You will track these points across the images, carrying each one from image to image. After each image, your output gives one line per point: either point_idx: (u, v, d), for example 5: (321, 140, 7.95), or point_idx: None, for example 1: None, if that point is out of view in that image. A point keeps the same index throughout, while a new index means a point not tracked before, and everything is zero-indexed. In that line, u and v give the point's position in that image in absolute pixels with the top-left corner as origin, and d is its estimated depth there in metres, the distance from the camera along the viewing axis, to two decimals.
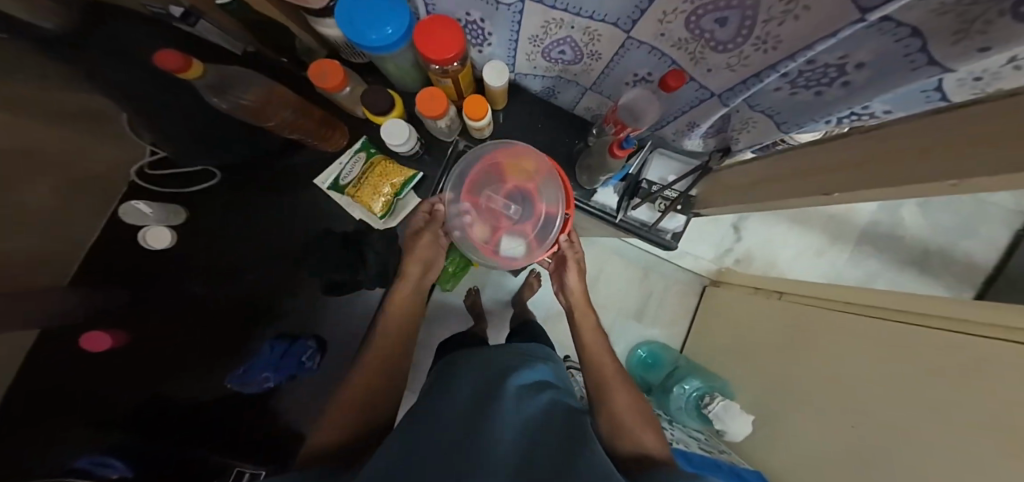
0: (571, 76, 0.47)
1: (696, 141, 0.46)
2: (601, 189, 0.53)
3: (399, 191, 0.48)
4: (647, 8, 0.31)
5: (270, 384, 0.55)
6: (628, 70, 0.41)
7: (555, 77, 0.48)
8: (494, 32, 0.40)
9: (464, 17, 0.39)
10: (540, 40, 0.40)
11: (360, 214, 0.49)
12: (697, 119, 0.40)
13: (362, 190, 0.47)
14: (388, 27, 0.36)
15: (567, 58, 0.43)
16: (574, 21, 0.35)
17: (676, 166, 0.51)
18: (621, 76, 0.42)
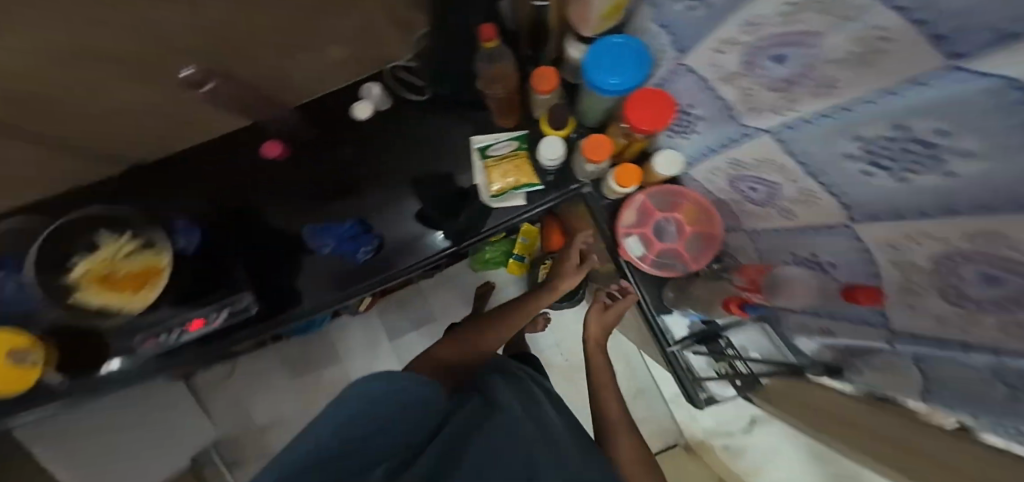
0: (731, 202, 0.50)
1: (813, 343, 0.50)
2: (681, 315, 0.62)
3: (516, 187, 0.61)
4: (879, 222, 0.29)
5: (324, 249, 0.63)
6: (812, 247, 0.40)
7: (719, 191, 0.51)
8: (707, 131, 0.43)
9: (695, 106, 0.42)
10: (737, 165, 0.43)
11: (480, 182, 0.61)
12: (848, 334, 0.40)
13: (492, 169, 0.62)
14: (618, 78, 0.42)
15: (758, 194, 0.43)
16: (795, 178, 0.36)
17: (766, 348, 0.57)
18: (780, 237, 0.45)
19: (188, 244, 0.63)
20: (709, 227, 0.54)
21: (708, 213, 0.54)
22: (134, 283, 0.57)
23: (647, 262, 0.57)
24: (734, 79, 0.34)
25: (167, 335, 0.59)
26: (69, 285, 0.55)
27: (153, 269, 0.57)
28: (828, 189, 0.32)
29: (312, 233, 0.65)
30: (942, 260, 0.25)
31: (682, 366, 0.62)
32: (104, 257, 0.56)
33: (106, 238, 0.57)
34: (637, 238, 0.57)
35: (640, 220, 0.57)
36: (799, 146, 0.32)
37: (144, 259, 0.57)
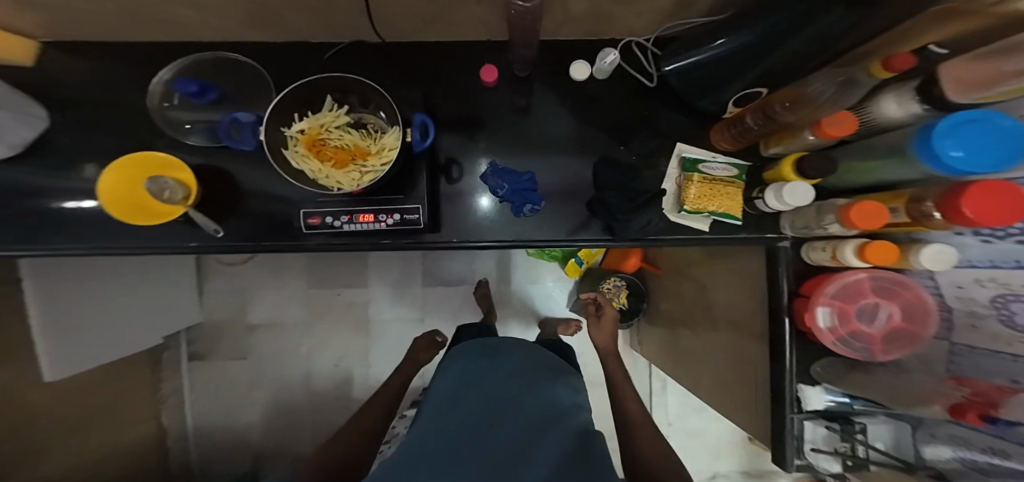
0: (972, 312, 0.49)
1: (938, 451, 0.54)
2: (820, 388, 0.62)
3: (714, 211, 0.67)
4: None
5: (498, 192, 0.63)
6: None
7: (976, 303, 0.48)
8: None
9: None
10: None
11: (672, 191, 0.70)
12: (1012, 455, 0.42)
13: (693, 186, 0.67)
14: (960, 150, 0.41)
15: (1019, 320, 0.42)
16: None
17: (888, 440, 0.60)
18: (1012, 363, 0.44)
19: (417, 135, 0.59)
20: (919, 329, 0.53)
21: (926, 316, 0.52)
22: (345, 158, 0.58)
23: (829, 334, 0.58)
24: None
25: (334, 220, 0.62)
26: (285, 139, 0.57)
27: (364, 150, 0.59)
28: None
29: (494, 172, 0.63)
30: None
31: (795, 436, 0.62)
32: (323, 123, 0.58)
33: (329, 106, 0.59)
34: (831, 313, 0.57)
35: (844, 296, 0.57)
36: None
37: (357, 139, 0.59)
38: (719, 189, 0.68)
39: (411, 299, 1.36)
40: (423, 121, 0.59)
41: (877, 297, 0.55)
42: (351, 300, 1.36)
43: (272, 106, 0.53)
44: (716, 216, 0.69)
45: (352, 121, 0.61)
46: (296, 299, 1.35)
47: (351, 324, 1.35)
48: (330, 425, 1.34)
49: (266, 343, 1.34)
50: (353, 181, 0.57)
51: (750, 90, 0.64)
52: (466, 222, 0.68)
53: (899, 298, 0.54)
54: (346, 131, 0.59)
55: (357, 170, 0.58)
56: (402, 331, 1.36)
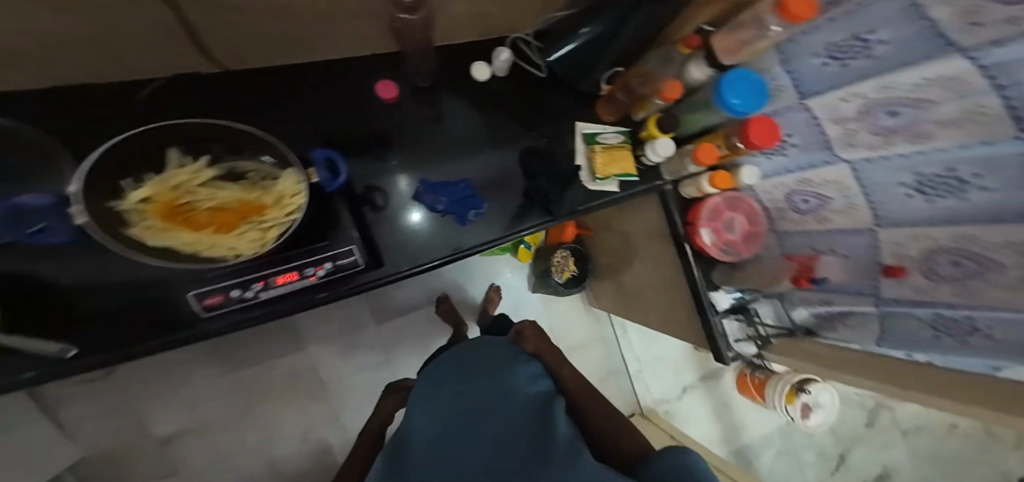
0: (777, 206, 0.79)
1: (804, 312, 0.83)
2: (725, 291, 0.85)
3: (618, 174, 0.77)
4: (911, 227, 0.55)
5: (438, 208, 0.63)
6: (840, 245, 0.68)
7: (777, 199, 0.78)
8: (795, 154, 0.69)
9: (794, 134, 0.68)
10: (807, 182, 0.69)
11: (583, 164, 0.77)
12: (840, 300, 0.72)
13: (598, 156, 0.76)
14: (736, 97, 0.63)
15: (806, 204, 0.72)
16: (851, 194, 0.62)
17: (773, 314, 0.87)
18: (828, 239, 0.70)
19: (326, 173, 0.57)
20: (756, 228, 0.80)
21: (757, 217, 0.80)
22: (230, 219, 0.47)
23: (712, 243, 0.80)
24: (839, 120, 0.58)
25: (242, 290, 0.48)
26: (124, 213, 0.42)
27: (253, 204, 0.49)
28: (873, 205, 0.59)
29: (428, 189, 0.63)
30: (949, 249, 0.52)
31: (722, 333, 0.84)
32: (176, 184, 0.46)
33: (178, 161, 0.47)
34: (710, 230, 0.79)
35: (713, 217, 0.79)
36: (869, 173, 0.58)
37: (238, 192, 0.49)
38: (616, 155, 0.78)
39: (367, 342, 1.20)
40: (327, 156, 0.58)
41: (731, 211, 0.80)
42: (289, 370, 1.12)
43: (82, 168, 0.38)
44: (620, 178, 0.78)
45: (221, 173, 0.50)
46: (208, 399, 1.03)
47: (302, 398, 1.13)
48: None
49: (187, 468, 1.02)
50: (253, 242, 0.47)
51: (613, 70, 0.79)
52: (405, 248, 0.62)
53: (740, 210, 0.80)
54: (218, 188, 0.48)
55: (253, 228, 0.48)
56: (367, 378, 1.20)
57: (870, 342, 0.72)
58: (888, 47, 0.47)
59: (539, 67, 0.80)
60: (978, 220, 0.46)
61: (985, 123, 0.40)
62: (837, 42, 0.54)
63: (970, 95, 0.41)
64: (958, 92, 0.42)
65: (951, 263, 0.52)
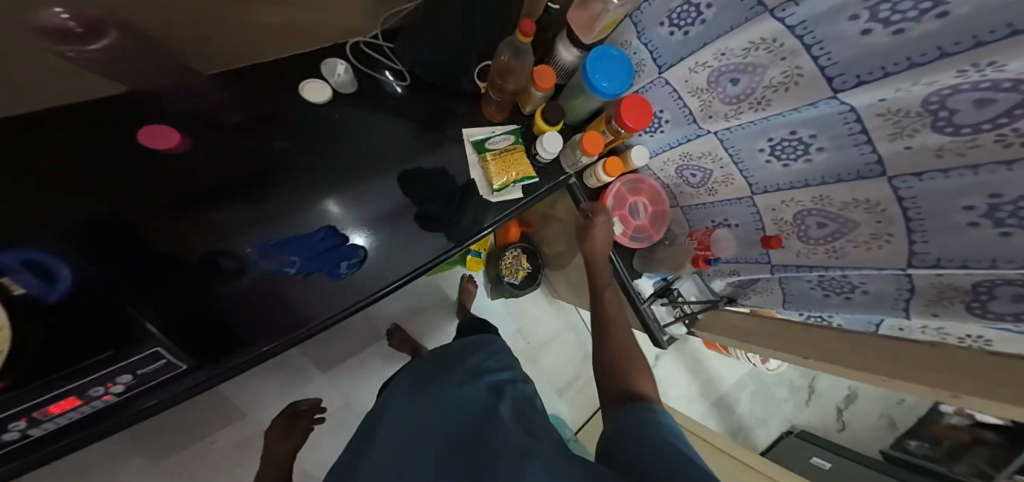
0: (675, 184, 0.72)
1: (721, 283, 0.77)
2: (645, 277, 0.77)
3: (517, 179, 0.63)
4: (777, 192, 0.54)
5: (290, 271, 0.49)
6: (726, 214, 0.66)
7: (672, 176, 0.70)
8: (671, 131, 0.62)
9: (665, 110, 0.60)
10: (688, 158, 0.63)
11: (474, 176, 0.62)
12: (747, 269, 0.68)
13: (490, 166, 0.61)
14: (605, 81, 0.53)
15: (693, 180, 0.67)
16: (724, 165, 0.58)
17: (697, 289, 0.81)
18: (725, 209, 0.65)
19: (33, 281, 0.36)
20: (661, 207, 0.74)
21: (659, 196, 0.74)
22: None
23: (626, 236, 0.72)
24: (690, 95, 0.54)
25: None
26: None
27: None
28: (746, 173, 0.56)
29: (267, 251, 0.48)
30: (812, 210, 0.51)
31: (653, 318, 0.79)
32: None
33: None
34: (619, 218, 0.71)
35: (620, 203, 0.72)
36: (733, 144, 0.54)
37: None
38: (512, 157, 0.64)
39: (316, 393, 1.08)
40: (24, 259, 0.36)
41: (636, 194, 0.73)
42: (232, 447, 1.00)
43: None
44: (521, 182, 0.64)
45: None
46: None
47: (258, 469, 1.01)
48: None
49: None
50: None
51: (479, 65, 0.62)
52: (266, 315, 0.47)
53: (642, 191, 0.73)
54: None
55: None
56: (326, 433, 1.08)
57: (780, 305, 0.69)
58: (713, 13, 0.43)
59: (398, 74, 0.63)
60: (828, 181, 0.46)
61: (809, 87, 0.40)
62: (675, 8, 0.47)
63: (789, 58, 0.39)
64: (779, 55, 0.40)
65: (819, 225, 0.52)
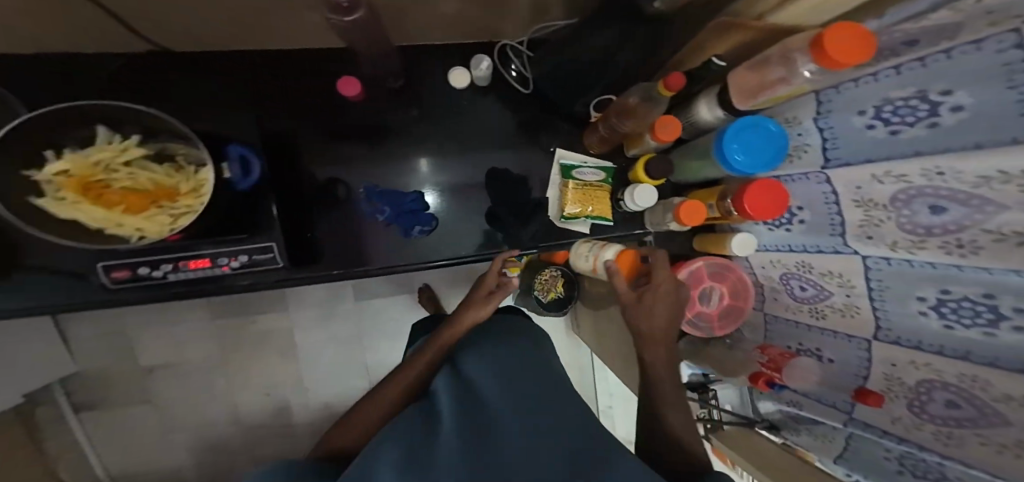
0: (771, 287, 0.66)
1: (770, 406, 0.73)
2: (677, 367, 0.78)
3: (587, 214, 0.68)
4: (909, 348, 0.42)
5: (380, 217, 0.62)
6: (835, 352, 0.54)
7: (773, 280, 0.64)
8: (798, 234, 0.54)
9: (804, 208, 0.50)
10: (804, 268, 0.55)
11: (551, 196, 0.71)
12: (807, 407, 0.60)
13: (568, 193, 0.67)
14: (739, 155, 0.45)
15: (805, 294, 0.58)
16: (851, 293, 0.48)
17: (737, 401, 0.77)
18: (824, 336, 0.56)
19: (238, 172, 0.49)
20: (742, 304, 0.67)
21: (744, 292, 0.67)
22: (139, 202, 0.47)
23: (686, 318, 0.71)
24: (854, 206, 0.40)
25: (156, 269, 0.49)
26: (31, 186, 0.43)
27: (170, 189, 0.48)
28: (877, 313, 0.45)
29: (370, 195, 0.63)
30: (941, 384, 0.39)
31: None
32: (98, 160, 0.45)
33: (105, 137, 0.46)
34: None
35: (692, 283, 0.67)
36: (881, 279, 0.42)
37: (160, 174, 0.47)
38: (593, 193, 0.69)
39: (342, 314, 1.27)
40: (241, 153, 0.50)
41: (715, 280, 0.67)
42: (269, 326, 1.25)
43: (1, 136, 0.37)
44: (591, 219, 0.70)
45: (151, 151, 0.48)
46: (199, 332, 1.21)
47: (278, 350, 1.27)
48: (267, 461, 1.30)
49: (171, 386, 1.22)
50: (157, 229, 0.46)
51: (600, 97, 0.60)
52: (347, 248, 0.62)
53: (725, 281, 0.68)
54: (143, 168, 0.47)
55: (163, 213, 0.47)
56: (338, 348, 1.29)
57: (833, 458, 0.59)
58: (958, 121, 0.25)
59: (522, 81, 0.69)
60: (998, 364, 0.32)
61: None
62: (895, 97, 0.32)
63: None
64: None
65: (948, 403, 0.38)
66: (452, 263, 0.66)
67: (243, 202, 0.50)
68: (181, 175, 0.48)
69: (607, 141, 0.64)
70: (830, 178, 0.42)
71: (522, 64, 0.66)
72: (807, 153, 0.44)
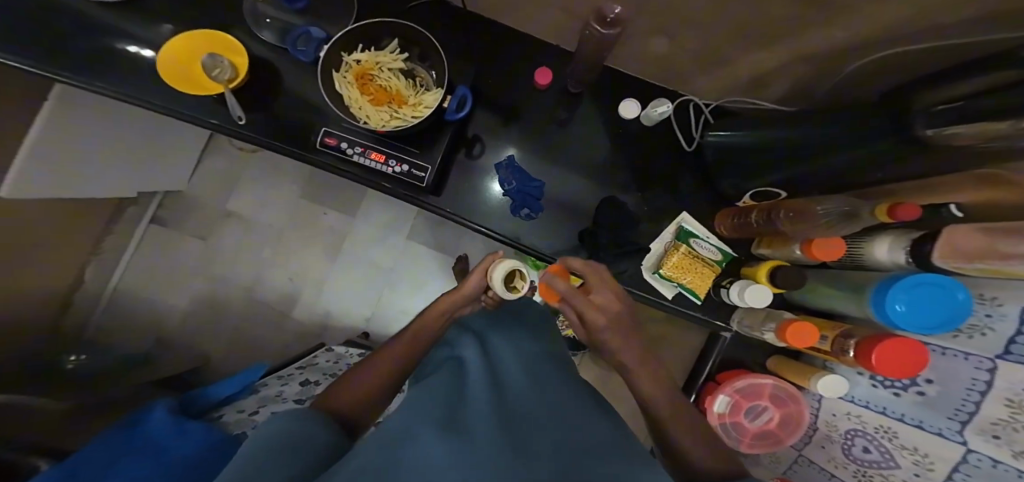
0: (826, 433, 0.65)
1: None
2: None
3: (679, 283, 0.68)
4: None
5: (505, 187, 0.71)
6: None
7: (836, 429, 0.62)
8: (906, 403, 0.51)
9: (934, 383, 0.48)
10: (882, 433, 0.53)
11: (654, 248, 0.70)
12: None
13: (674, 257, 0.67)
14: (899, 304, 0.45)
15: (866, 455, 0.55)
16: (921, 473, 0.45)
17: None
18: None
19: (453, 105, 0.67)
20: (783, 436, 0.68)
21: (795, 427, 0.67)
22: (382, 99, 0.67)
23: (722, 418, 0.70)
24: (1002, 404, 0.36)
25: (349, 148, 0.68)
26: (340, 62, 0.64)
27: (403, 98, 0.67)
28: None
29: (508, 167, 0.72)
30: None
31: None
32: (378, 61, 0.67)
33: (392, 47, 0.67)
34: (728, 402, 0.70)
35: (746, 393, 0.69)
36: (970, 473, 0.38)
37: (402, 86, 0.68)
38: (695, 266, 0.67)
39: (391, 243, 1.54)
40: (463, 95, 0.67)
41: (771, 402, 0.68)
42: (334, 225, 1.55)
43: (341, 32, 0.61)
44: (682, 289, 0.69)
45: (404, 68, 0.69)
46: (284, 203, 1.54)
47: (323, 247, 1.54)
48: (259, 333, 1.53)
49: (230, 234, 1.52)
50: (380, 120, 0.65)
51: (767, 187, 0.55)
52: (466, 200, 0.75)
53: (778, 408, 0.68)
54: (397, 76, 0.68)
55: (387, 113, 0.66)
56: (367, 270, 1.54)
57: None
58: None
59: (690, 138, 0.71)
60: None
61: None
62: None
63: None
64: None
65: None
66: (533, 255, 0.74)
67: (436, 119, 0.69)
68: (414, 91, 0.68)
69: (741, 228, 0.63)
70: (997, 369, 0.38)
71: (698, 126, 0.69)
72: (987, 336, 0.41)
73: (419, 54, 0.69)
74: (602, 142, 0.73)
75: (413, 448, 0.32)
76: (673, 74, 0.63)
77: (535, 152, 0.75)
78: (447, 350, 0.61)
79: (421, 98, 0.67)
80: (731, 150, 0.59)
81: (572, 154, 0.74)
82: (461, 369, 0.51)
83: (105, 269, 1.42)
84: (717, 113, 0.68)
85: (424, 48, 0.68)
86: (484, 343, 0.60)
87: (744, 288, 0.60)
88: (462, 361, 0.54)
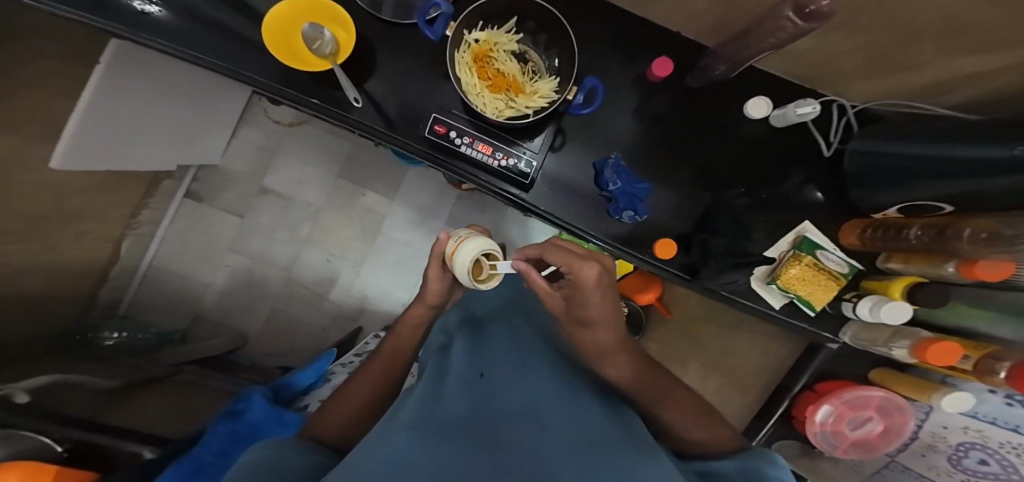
0: (929, 443, 0.65)
1: None
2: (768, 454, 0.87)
3: (792, 293, 0.67)
4: None
5: (612, 186, 0.68)
6: None
7: (945, 441, 0.62)
8: None
9: None
10: (1008, 448, 0.51)
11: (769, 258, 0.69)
12: None
13: (792, 269, 0.66)
14: None
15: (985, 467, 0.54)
16: None
17: None
18: None
19: (580, 98, 0.64)
20: (879, 443, 0.71)
21: (895, 436, 0.69)
22: (498, 84, 0.63)
23: (821, 424, 0.72)
24: None
25: (457, 137, 0.68)
26: (459, 41, 0.61)
27: (519, 85, 0.64)
28: None
29: (614, 167, 0.68)
30: None
31: None
32: (497, 42, 0.63)
33: (509, 27, 0.64)
34: (833, 412, 0.70)
35: (852, 404, 0.69)
36: None
37: (517, 71, 0.65)
38: (809, 276, 0.66)
39: (431, 229, 1.50)
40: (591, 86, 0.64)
41: (877, 413, 0.68)
42: (371, 207, 1.49)
43: (469, 10, 0.59)
44: (795, 300, 0.69)
45: (517, 51, 0.66)
46: (323, 182, 1.48)
47: (361, 229, 1.49)
48: (297, 314, 1.50)
49: (267, 211, 1.47)
50: (495, 109, 0.62)
51: (927, 201, 0.50)
52: (573, 200, 0.73)
53: (884, 418, 0.68)
54: (512, 61, 0.64)
55: (503, 100, 0.63)
56: (407, 256, 1.50)
57: None
58: None
59: (827, 143, 0.68)
60: None
61: None
62: None
63: None
64: None
65: None
66: (644, 263, 0.72)
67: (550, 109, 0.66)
68: (527, 78, 0.65)
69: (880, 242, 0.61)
70: None
71: (840, 131, 0.67)
72: None
73: (540, 38, 0.66)
74: (725, 142, 0.71)
75: (387, 441, 0.31)
76: (827, 70, 0.59)
77: (652, 149, 0.72)
78: (441, 344, 0.64)
79: (536, 86, 0.64)
80: (880, 160, 0.56)
81: (691, 153, 0.71)
82: (445, 370, 0.53)
83: (141, 241, 1.37)
84: (861, 117, 0.66)
85: (547, 30, 0.65)
86: (478, 339, 0.62)
87: (876, 304, 0.60)
88: (456, 358, 0.56)
